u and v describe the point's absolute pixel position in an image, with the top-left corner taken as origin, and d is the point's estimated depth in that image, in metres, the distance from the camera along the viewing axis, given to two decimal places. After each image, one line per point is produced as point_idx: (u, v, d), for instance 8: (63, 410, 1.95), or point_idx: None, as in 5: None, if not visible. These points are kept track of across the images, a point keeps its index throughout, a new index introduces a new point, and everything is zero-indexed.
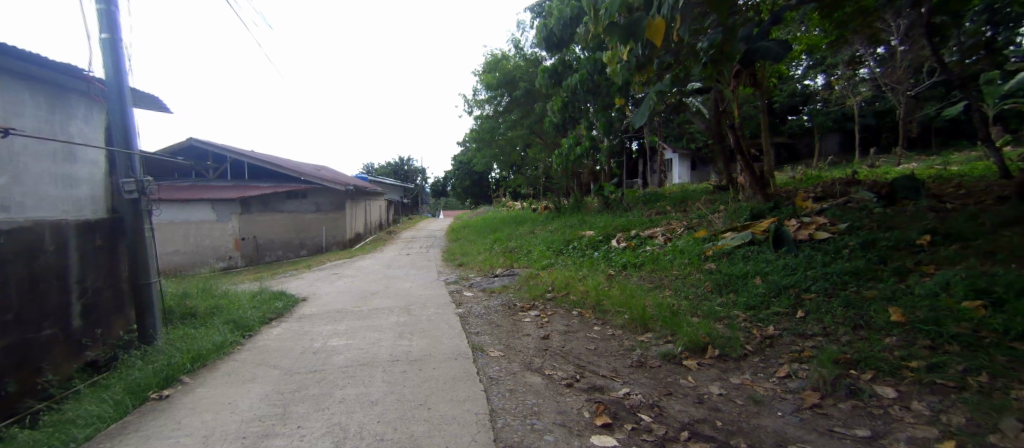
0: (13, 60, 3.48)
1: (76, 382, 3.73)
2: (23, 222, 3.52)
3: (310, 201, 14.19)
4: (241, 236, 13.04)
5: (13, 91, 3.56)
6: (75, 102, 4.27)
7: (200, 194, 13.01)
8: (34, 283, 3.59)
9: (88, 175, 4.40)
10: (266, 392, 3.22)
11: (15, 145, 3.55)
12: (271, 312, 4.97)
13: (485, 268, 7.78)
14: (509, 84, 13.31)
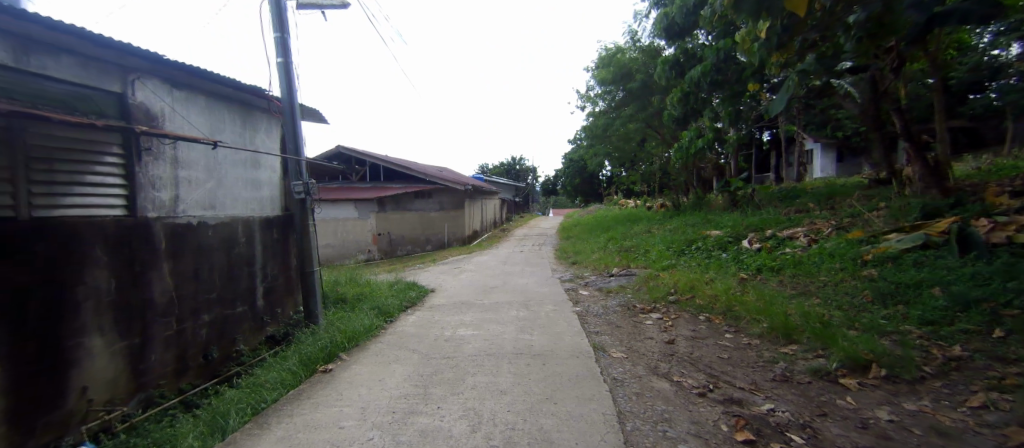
0: (217, 86, 4.39)
1: (259, 353, 4.66)
2: (223, 218, 4.48)
3: (434, 200, 15.62)
4: (377, 232, 14.12)
5: (218, 112, 4.46)
6: (261, 119, 5.15)
7: (346, 194, 14.39)
8: (231, 268, 4.55)
9: (270, 178, 5.32)
10: (409, 373, 3.67)
11: (219, 157, 4.49)
12: (407, 300, 5.47)
13: (600, 267, 7.69)
14: (624, 78, 12.98)
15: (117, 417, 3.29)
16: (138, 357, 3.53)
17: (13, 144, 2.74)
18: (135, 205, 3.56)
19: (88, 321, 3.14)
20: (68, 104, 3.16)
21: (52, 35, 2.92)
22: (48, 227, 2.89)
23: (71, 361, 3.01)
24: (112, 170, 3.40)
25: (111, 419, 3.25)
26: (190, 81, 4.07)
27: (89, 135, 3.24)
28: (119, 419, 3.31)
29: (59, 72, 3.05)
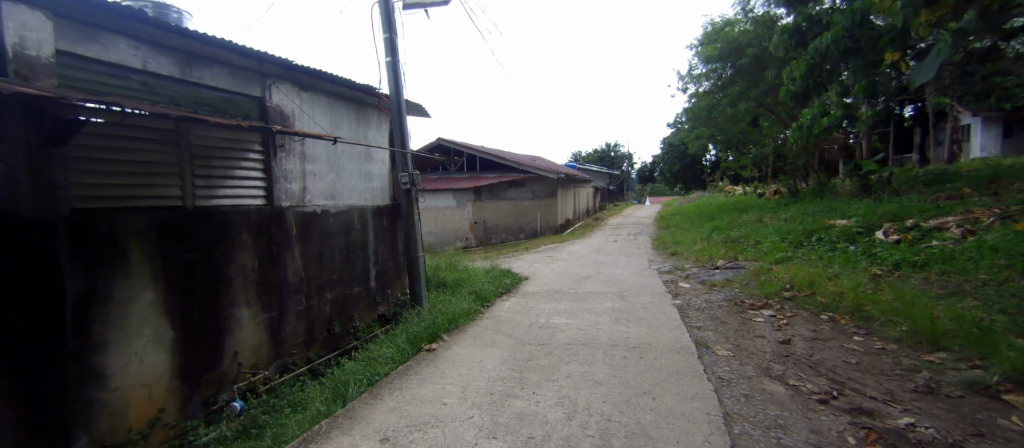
0: (337, 86, 4.83)
1: (372, 330, 5.13)
2: (342, 207, 4.96)
3: (526, 189, 15.79)
4: (474, 220, 14.80)
5: (337, 110, 4.92)
6: (373, 115, 5.59)
7: (444, 184, 15.24)
8: (349, 252, 5.02)
9: (381, 170, 5.77)
10: (505, 358, 3.82)
11: (338, 152, 4.96)
12: (503, 286, 5.67)
13: (703, 259, 7.31)
14: (733, 53, 12.06)
15: (260, 379, 3.87)
16: (276, 328, 4.09)
17: (180, 147, 3.36)
18: (272, 196, 4.09)
19: (238, 296, 3.72)
20: (222, 108, 3.73)
21: (205, 49, 3.47)
22: (206, 216, 3.47)
23: (224, 329, 3.61)
24: (255, 166, 3.95)
25: (255, 381, 3.84)
26: (315, 83, 4.54)
27: (237, 136, 3.79)
28: (261, 381, 3.91)
29: (213, 81, 3.61)
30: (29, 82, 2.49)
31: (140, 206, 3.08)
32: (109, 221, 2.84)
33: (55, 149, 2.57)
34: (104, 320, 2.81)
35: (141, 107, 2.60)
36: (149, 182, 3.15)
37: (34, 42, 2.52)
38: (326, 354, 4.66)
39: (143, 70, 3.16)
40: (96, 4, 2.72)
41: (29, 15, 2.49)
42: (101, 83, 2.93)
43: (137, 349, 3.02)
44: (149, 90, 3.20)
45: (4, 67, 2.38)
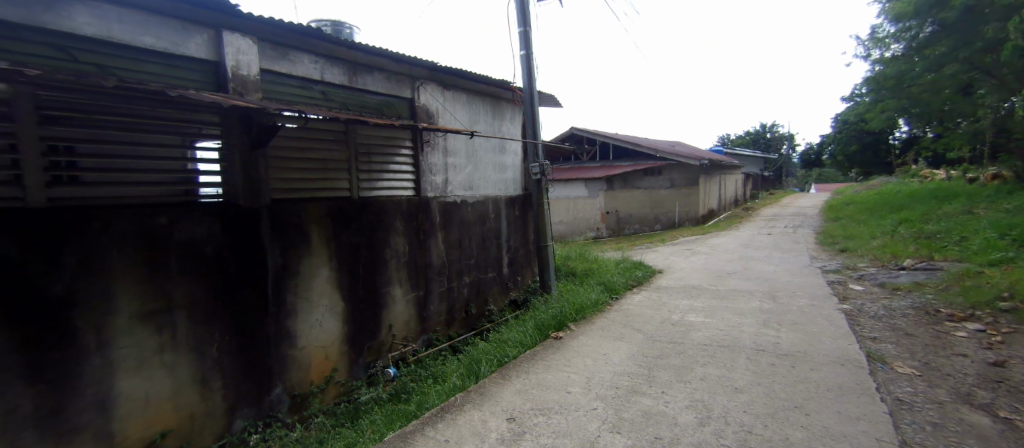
0: (474, 82, 5.11)
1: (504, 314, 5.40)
2: (478, 198, 5.26)
3: (665, 178, 14.95)
4: (605, 210, 14.83)
5: (475, 106, 5.21)
6: (508, 108, 5.77)
7: (577, 173, 15.55)
8: (484, 239, 5.34)
9: (515, 161, 5.97)
10: (633, 353, 3.71)
11: (476, 145, 5.26)
12: (634, 279, 5.66)
13: (883, 258, 6.24)
14: (938, 5, 9.17)
15: (409, 351, 4.34)
16: (423, 306, 4.53)
17: (348, 145, 3.90)
18: (420, 187, 4.51)
19: (392, 276, 4.20)
20: (382, 110, 4.20)
21: (367, 57, 3.94)
22: (368, 205, 3.98)
23: (382, 304, 4.13)
24: (406, 160, 4.39)
25: (406, 351, 4.32)
26: (456, 81, 4.87)
27: (393, 134, 4.25)
28: (410, 353, 4.37)
29: (374, 86, 4.08)
30: (242, 95, 3.18)
31: (320, 197, 3.69)
32: (294, 209, 3.48)
33: (260, 150, 3.32)
34: (293, 290, 3.50)
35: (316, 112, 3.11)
36: (326, 177, 3.74)
37: (245, 63, 3.21)
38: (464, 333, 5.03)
39: (322, 80, 3.70)
40: (285, 26, 3.29)
41: (241, 41, 3.17)
42: (292, 94, 3.52)
43: (317, 315, 3.64)
44: (327, 97, 3.74)
45: (226, 86, 3.12)
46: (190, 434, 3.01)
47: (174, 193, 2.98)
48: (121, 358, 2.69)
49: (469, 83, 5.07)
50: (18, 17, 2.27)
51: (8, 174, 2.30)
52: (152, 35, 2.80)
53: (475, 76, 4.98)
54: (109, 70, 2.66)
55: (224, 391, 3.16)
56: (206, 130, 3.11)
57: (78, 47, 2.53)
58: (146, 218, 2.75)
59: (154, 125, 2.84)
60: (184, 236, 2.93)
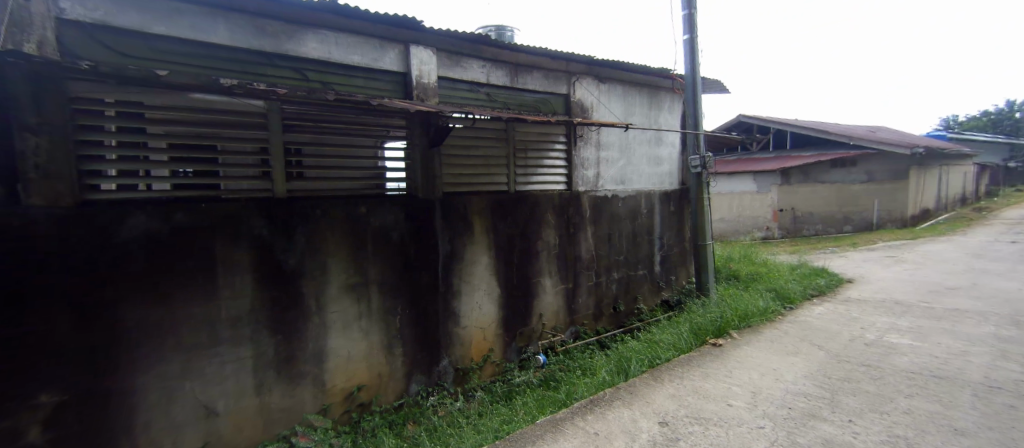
0: (629, 73, 4.98)
1: (656, 314, 5.21)
2: (630, 192, 5.13)
3: (860, 170, 12.41)
4: (779, 208, 13.45)
5: (630, 97, 5.07)
6: (665, 98, 5.49)
7: (746, 165, 14.36)
8: (635, 235, 5.21)
9: (671, 154, 5.67)
10: (810, 372, 3.23)
11: (630, 138, 5.13)
12: (814, 288, 5.04)
13: None
14: None
15: (558, 340, 4.46)
16: (571, 299, 4.62)
17: (508, 142, 4.14)
18: (573, 181, 4.59)
19: (543, 267, 4.37)
20: (539, 107, 4.35)
21: (527, 56, 4.11)
22: (523, 198, 4.19)
23: (534, 293, 4.32)
24: (560, 155, 4.50)
25: (555, 341, 4.44)
26: (611, 73, 4.81)
27: (549, 129, 4.39)
28: (559, 343, 4.49)
29: (533, 84, 4.25)
30: (423, 100, 3.58)
31: (482, 191, 4.01)
32: (461, 201, 3.84)
33: (435, 149, 3.73)
34: (459, 274, 3.87)
35: (482, 112, 3.37)
36: (489, 172, 4.05)
37: (427, 72, 3.61)
38: (612, 329, 4.99)
39: (487, 83, 3.98)
40: (459, 35, 3.63)
41: (424, 52, 3.58)
42: (463, 97, 3.85)
43: (477, 299, 3.97)
44: (491, 98, 4.01)
45: (411, 93, 3.55)
46: (377, 392, 3.56)
47: (369, 186, 3.56)
48: (333, 321, 3.39)
49: (625, 74, 4.95)
50: (271, 47, 3.06)
51: (261, 171, 3.16)
52: (359, 53, 3.37)
53: (631, 67, 4.85)
54: (328, 85, 3.29)
55: (403, 358, 3.66)
56: (393, 132, 3.63)
57: (307, 67, 3.23)
58: (351, 208, 3.41)
59: (354, 130, 3.45)
60: (376, 223, 3.51)
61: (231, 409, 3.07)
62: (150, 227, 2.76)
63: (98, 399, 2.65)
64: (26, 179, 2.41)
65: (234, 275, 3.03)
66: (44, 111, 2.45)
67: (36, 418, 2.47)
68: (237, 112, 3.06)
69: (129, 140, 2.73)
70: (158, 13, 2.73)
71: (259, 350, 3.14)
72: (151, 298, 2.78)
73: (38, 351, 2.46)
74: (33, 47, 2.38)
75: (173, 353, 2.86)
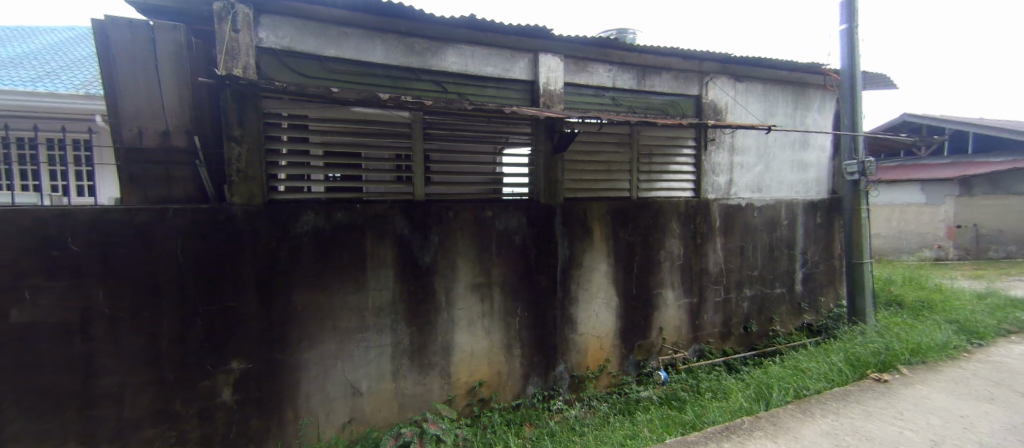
0: (770, 70, 4.54)
1: (796, 338, 4.69)
2: (769, 201, 4.68)
3: None
4: (957, 224, 10.88)
5: (770, 96, 4.64)
6: (813, 95, 4.93)
7: (919, 172, 11.96)
8: (773, 249, 4.73)
9: (819, 158, 5.06)
10: (1016, 426, 2.61)
11: (770, 140, 4.68)
12: (1013, 323, 4.13)
13: None
14: None
15: (680, 358, 4.21)
16: (696, 314, 4.35)
17: (632, 147, 4.03)
18: (701, 188, 4.31)
19: (666, 278, 4.17)
20: (667, 110, 4.17)
21: (657, 58, 3.97)
22: (647, 205, 4.04)
23: (655, 306, 4.15)
24: (688, 160, 4.26)
25: (677, 358, 4.21)
26: (749, 71, 4.43)
27: (677, 133, 4.20)
28: (681, 360, 4.24)
29: (661, 87, 4.09)
30: (549, 107, 3.64)
31: (606, 197, 3.96)
32: (584, 207, 3.82)
33: (558, 155, 3.75)
34: (579, 280, 3.84)
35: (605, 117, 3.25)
36: (613, 178, 3.97)
37: (553, 79, 3.67)
38: (743, 351, 4.60)
39: (613, 87, 3.92)
40: (589, 41, 3.62)
41: (552, 60, 3.64)
42: (588, 102, 3.83)
43: (595, 307, 3.91)
44: (616, 102, 3.93)
45: (538, 100, 3.63)
46: (496, 390, 3.69)
47: (490, 191, 3.66)
48: (459, 317, 3.57)
49: (765, 71, 4.53)
50: (417, 63, 3.35)
51: (396, 176, 3.42)
52: (492, 64, 3.53)
53: (772, 63, 4.43)
54: (463, 96, 3.49)
55: (521, 359, 3.74)
56: (512, 138, 3.68)
57: (446, 80, 3.46)
58: (478, 212, 3.56)
59: (478, 136, 3.59)
60: (500, 226, 3.63)
61: (372, 390, 3.39)
62: (316, 224, 3.16)
63: (270, 370, 3.10)
64: (229, 182, 2.95)
65: (379, 270, 3.35)
66: (245, 124, 2.97)
67: (229, 380, 2.98)
68: (384, 122, 3.38)
69: (298, 148, 3.15)
70: (330, 38, 3.14)
71: (396, 339, 3.42)
72: (315, 286, 3.18)
73: (231, 323, 2.96)
74: (241, 71, 2.90)
75: (329, 336, 3.24)
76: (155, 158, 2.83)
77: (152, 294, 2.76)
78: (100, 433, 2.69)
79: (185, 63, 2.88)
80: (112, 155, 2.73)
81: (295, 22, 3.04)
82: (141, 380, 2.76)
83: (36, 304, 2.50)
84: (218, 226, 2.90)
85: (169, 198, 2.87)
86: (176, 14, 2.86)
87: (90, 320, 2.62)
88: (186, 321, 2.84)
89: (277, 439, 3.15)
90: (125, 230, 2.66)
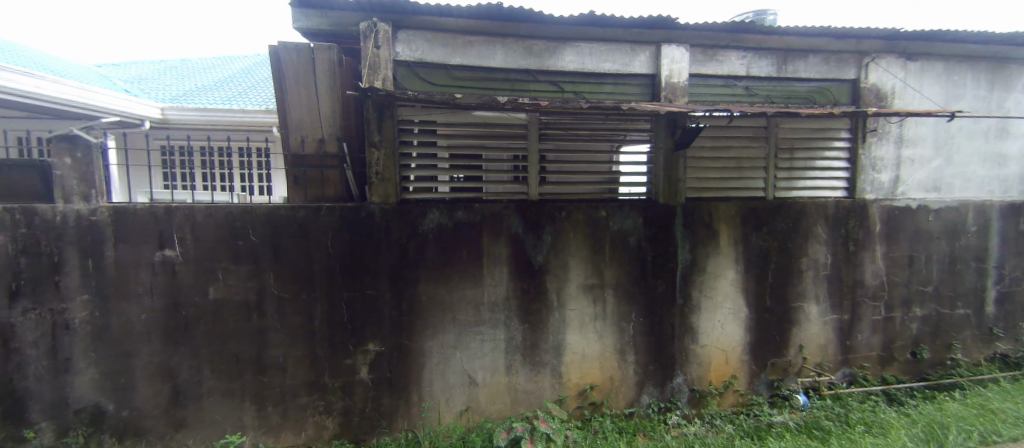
0: (955, 44, 3.74)
1: (985, 372, 3.83)
2: (950, 202, 3.87)
3: None
4: None
5: (953, 75, 3.83)
6: (1017, 71, 3.96)
7: None
8: (953, 261, 3.90)
9: None
10: None
11: (953, 129, 3.86)
12: None
13: None
14: None
15: (824, 381, 3.71)
16: (846, 333, 3.80)
17: (770, 142, 3.64)
18: (856, 186, 3.74)
19: (808, 289, 3.71)
20: (813, 98, 3.71)
21: (802, 40, 3.53)
22: (786, 206, 3.61)
23: (794, 320, 3.71)
24: (840, 155, 3.73)
25: (820, 381, 3.72)
26: (927, 46, 3.69)
27: (826, 124, 3.70)
28: (827, 384, 3.73)
29: (807, 72, 3.63)
30: (672, 101, 3.43)
31: (736, 196, 3.64)
32: (710, 208, 3.54)
33: (680, 152, 3.50)
34: (701, 287, 3.59)
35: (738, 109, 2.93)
36: (745, 176, 3.64)
37: (677, 71, 3.45)
38: (910, 381, 3.88)
39: (747, 75, 3.58)
40: (719, 27, 3.34)
41: (676, 51, 3.43)
42: (718, 94, 3.57)
43: (720, 317, 3.63)
44: (751, 92, 3.60)
45: (660, 94, 3.45)
46: (609, 396, 3.60)
47: (606, 191, 3.57)
48: (571, 318, 3.54)
49: (948, 46, 3.74)
50: (536, 64, 3.38)
51: (512, 176, 3.50)
52: (611, 60, 3.43)
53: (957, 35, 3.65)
54: (581, 94, 3.46)
55: (636, 366, 3.60)
56: (630, 136, 3.55)
57: (563, 79, 3.45)
58: (593, 212, 3.49)
59: (595, 135, 3.53)
60: (616, 227, 3.51)
61: (487, 382, 3.52)
62: (441, 222, 3.37)
63: (398, 354, 3.37)
64: (370, 183, 3.28)
65: (494, 267, 3.46)
66: (382, 131, 3.27)
67: (366, 360, 3.32)
68: (503, 124, 3.47)
69: (426, 152, 3.39)
70: (457, 47, 3.32)
71: (510, 335, 3.51)
72: (437, 280, 3.40)
73: (367, 310, 3.29)
74: (381, 83, 3.21)
75: (449, 327, 3.44)
76: (314, 162, 3.26)
77: (308, 280, 3.18)
78: (269, 394, 3.18)
79: (336, 78, 3.25)
80: (284, 162, 3.21)
81: (425, 35, 3.27)
82: (299, 353, 3.20)
83: (227, 283, 3.04)
84: (359, 222, 3.24)
85: (323, 197, 3.29)
86: (332, 35, 3.23)
87: (264, 298, 3.11)
88: (333, 305, 3.23)
89: (404, 418, 3.42)
90: (289, 224, 3.11)
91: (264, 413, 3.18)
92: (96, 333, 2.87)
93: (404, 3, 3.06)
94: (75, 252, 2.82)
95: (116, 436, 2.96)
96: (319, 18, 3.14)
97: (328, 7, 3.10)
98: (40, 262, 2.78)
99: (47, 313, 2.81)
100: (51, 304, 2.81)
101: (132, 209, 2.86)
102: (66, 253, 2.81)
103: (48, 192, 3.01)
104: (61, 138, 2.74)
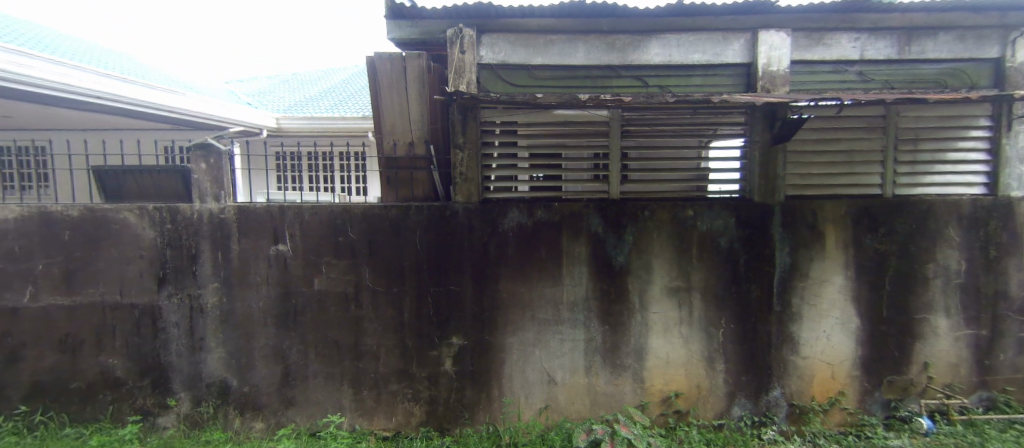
0: None
1: None
2: None
3: None
4: None
5: None
6: None
7: None
8: None
9: None
10: None
11: None
12: None
13: None
14: None
15: (956, 405, 3.26)
16: (984, 351, 3.29)
17: (888, 133, 3.26)
18: (998, 181, 3.22)
19: (935, 299, 3.26)
20: (943, 81, 3.27)
21: (930, 16, 3.12)
22: (908, 205, 3.21)
23: (916, 333, 3.28)
24: (978, 145, 3.23)
25: (950, 404, 3.27)
26: None
27: (961, 111, 3.22)
28: (958, 408, 3.27)
29: (936, 52, 3.19)
30: (770, 91, 3.19)
31: (844, 194, 3.31)
32: (814, 206, 3.24)
33: (779, 146, 3.23)
34: (803, 293, 3.31)
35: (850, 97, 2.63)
36: (856, 171, 3.29)
37: (777, 59, 3.20)
38: None
39: (860, 60, 3.24)
40: (826, 8, 3.05)
41: (775, 37, 3.18)
42: (825, 81, 3.27)
43: (825, 327, 3.32)
44: (865, 78, 3.26)
45: (755, 85, 3.23)
46: (696, 405, 3.43)
47: (694, 188, 3.39)
48: (655, 321, 3.41)
49: None
50: (619, 60, 3.30)
51: (593, 174, 3.43)
52: (701, 50, 3.26)
53: None
54: (667, 88, 3.33)
55: (726, 375, 3.40)
56: (721, 130, 3.34)
57: (649, 73, 3.34)
58: (679, 212, 3.33)
59: (682, 130, 3.36)
60: (705, 227, 3.33)
61: (566, 382, 3.50)
62: (521, 221, 3.40)
63: (480, 349, 3.46)
64: (455, 184, 3.40)
65: (574, 267, 3.42)
66: (466, 132, 3.37)
67: (450, 352, 3.45)
68: (585, 122, 3.41)
69: (507, 152, 3.43)
70: (539, 48, 3.33)
71: (590, 336, 3.45)
72: (518, 278, 3.43)
73: (451, 305, 3.42)
74: (465, 86, 3.31)
75: (528, 324, 3.46)
76: (405, 164, 3.47)
77: (398, 275, 3.37)
78: (363, 380, 3.42)
79: (424, 84, 3.42)
80: (378, 163, 3.50)
81: (508, 37, 3.32)
82: (390, 343, 3.40)
83: (329, 275, 3.32)
84: (444, 221, 3.37)
85: (412, 196, 3.49)
86: (421, 44, 3.39)
87: (360, 290, 3.35)
88: (420, 299, 3.39)
89: (486, 411, 3.51)
90: (382, 223, 3.32)
91: (360, 397, 3.43)
92: (223, 317, 3.27)
93: (489, 7, 3.14)
94: (208, 245, 3.22)
95: (238, 409, 3.35)
96: (410, 28, 3.32)
97: (419, 17, 3.26)
98: (181, 253, 3.22)
99: (186, 297, 3.24)
100: (189, 290, 3.24)
101: (252, 207, 3.21)
102: (201, 246, 3.22)
103: (188, 195, 3.49)
104: (198, 146, 3.20)
